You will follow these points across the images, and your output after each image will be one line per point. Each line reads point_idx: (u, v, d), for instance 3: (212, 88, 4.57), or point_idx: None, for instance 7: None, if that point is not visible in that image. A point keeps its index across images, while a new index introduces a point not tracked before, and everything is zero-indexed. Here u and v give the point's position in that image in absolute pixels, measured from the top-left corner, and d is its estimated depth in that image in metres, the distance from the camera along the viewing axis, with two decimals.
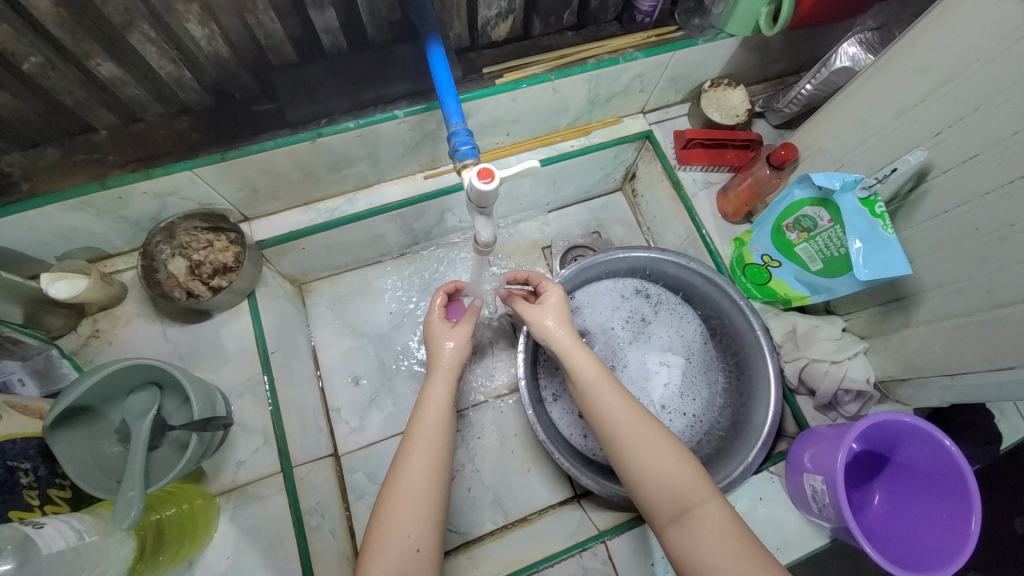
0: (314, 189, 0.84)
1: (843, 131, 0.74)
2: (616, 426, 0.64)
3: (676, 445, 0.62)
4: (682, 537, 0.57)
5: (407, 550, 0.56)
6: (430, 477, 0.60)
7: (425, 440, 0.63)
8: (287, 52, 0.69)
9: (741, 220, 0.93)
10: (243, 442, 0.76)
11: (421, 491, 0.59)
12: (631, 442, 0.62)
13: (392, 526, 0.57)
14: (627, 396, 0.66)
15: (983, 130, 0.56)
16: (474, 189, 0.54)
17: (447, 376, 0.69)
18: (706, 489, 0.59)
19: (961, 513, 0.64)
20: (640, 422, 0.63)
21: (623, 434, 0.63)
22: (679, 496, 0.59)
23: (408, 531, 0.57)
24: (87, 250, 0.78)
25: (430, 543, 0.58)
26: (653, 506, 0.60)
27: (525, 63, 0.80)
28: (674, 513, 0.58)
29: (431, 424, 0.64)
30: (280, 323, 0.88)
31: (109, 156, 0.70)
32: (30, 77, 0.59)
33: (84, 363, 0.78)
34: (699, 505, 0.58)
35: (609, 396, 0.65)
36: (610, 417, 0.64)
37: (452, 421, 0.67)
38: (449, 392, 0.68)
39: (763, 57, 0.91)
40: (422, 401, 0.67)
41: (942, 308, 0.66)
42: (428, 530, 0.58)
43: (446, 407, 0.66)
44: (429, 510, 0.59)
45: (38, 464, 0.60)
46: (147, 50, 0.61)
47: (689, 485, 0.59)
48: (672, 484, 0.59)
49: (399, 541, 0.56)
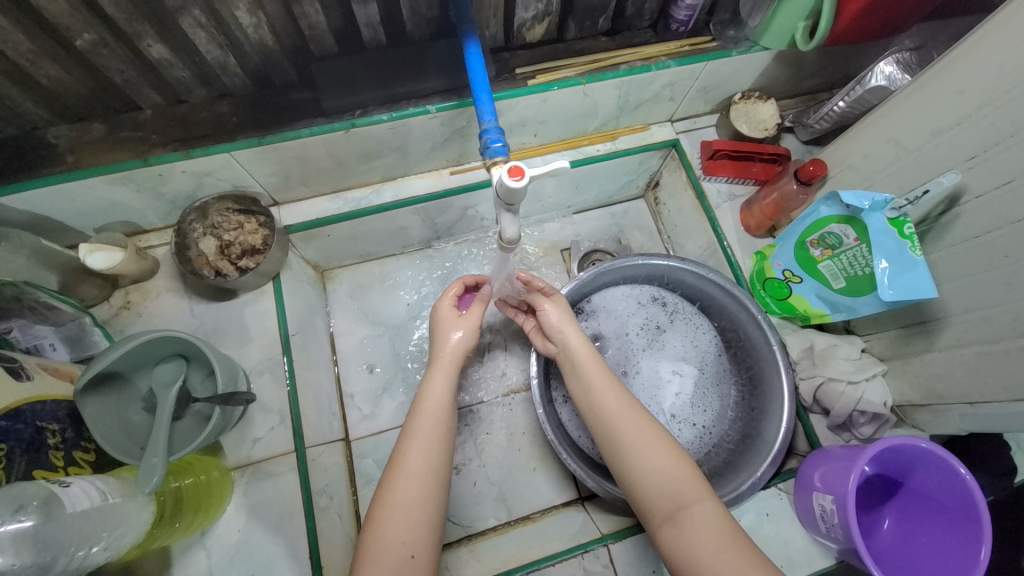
0: (343, 178, 0.86)
1: (875, 150, 0.74)
2: (614, 425, 0.65)
3: (671, 445, 0.63)
4: (676, 537, 0.58)
5: (401, 557, 0.57)
6: (426, 478, 0.61)
7: (422, 438, 0.64)
8: (328, 43, 0.71)
9: (764, 233, 0.92)
10: (260, 419, 0.78)
11: (417, 496, 0.60)
12: (628, 441, 0.63)
13: (386, 530, 0.58)
14: (626, 396, 0.68)
15: (1019, 156, 0.55)
16: (503, 186, 0.55)
17: (447, 370, 0.70)
18: (701, 489, 0.60)
19: (972, 543, 0.63)
20: (637, 420, 0.65)
21: (620, 434, 0.64)
22: (674, 494, 0.59)
23: (404, 538, 0.58)
24: (124, 224, 0.81)
25: (425, 549, 0.59)
26: (648, 506, 0.61)
27: (558, 66, 0.80)
28: (669, 512, 0.59)
29: (429, 420, 0.65)
30: (302, 307, 0.90)
31: (151, 135, 0.72)
32: (83, 54, 0.62)
33: (114, 333, 0.81)
34: (694, 504, 0.58)
35: (607, 396, 0.67)
36: (609, 416, 0.66)
37: (451, 414, 0.68)
38: (448, 382, 0.69)
39: (797, 72, 0.91)
40: (422, 394, 0.68)
41: (967, 334, 0.65)
42: (423, 535, 0.59)
43: (445, 402, 0.67)
44: (426, 510, 0.60)
45: (66, 426, 0.62)
46: (196, 35, 0.63)
47: (684, 484, 0.60)
48: (667, 483, 0.60)
49: (393, 549, 0.57)
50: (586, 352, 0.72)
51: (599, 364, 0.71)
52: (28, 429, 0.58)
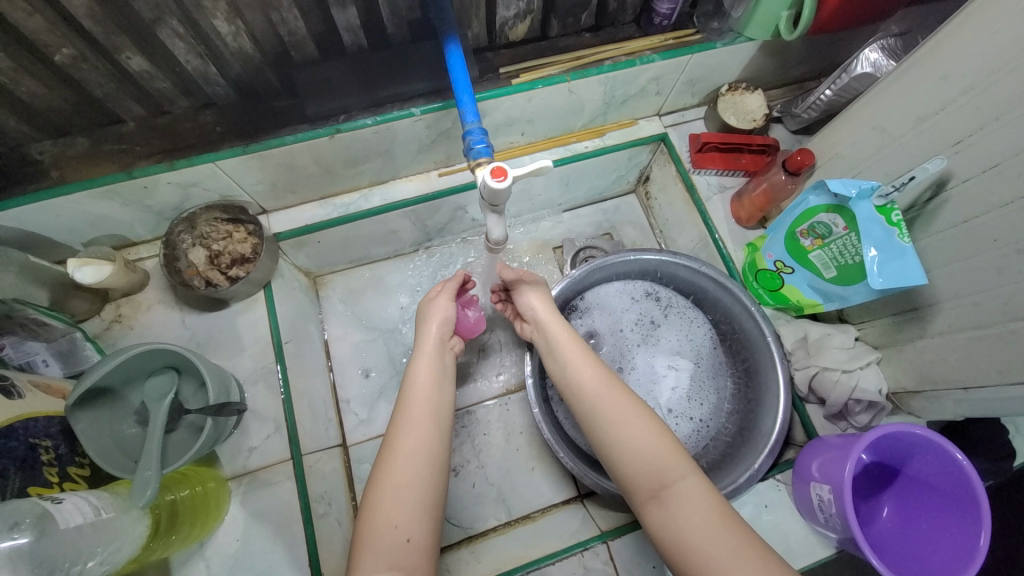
0: (331, 183, 0.86)
1: (861, 138, 0.73)
2: (595, 405, 0.65)
3: (654, 422, 0.63)
4: (660, 514, 0.57)
5: (396, 541, 0.57)
6: (419, 461, 0.61)
7: (412, 423, 0.64)
8: (309, 49, 0.71)
9: (754, 225, 0.92)
10: (255, 428, 0.78)
11: (408, 478, 0.60)
12: (610, 420, 0.63)
13: (380, 517, 0.58)
14: (608, 376, 0.68)
15: (1003, 140, 0.55)
16: (486, 187, 0.55)
17: (435, 349, 0.71)
18: (685, 465, 0.59)
19: (971, 530, 0.63)
20: (619, 398, 0.65)
21: (602, 412, 0.64)
22: (657, 472, 0.59)
23: (396, 523, 0.58)
24: (113, 238, 0.81)
25: (421, 532, 0.58)
26: (632, 485, 0.60)
27: (541, 64, 0.80)
28: (652, 491, 0.59)
29: (419, 403, 0.65)
30: (295, 314, 0.90)
31: (135, 147, 0.72)
32: (63, 69, 0.61)
33: (106, 347, 0.81)
34: (678, 481, 0.58)
35: (588, 376, 0.68)
36: (590, 395, 0.66)
37: (443, 394, 0.68)
38: (434, 366, 0.69)
39: (783, 62, 0.90)
40: (409, 378, 0.68)
41: (959, 319, 0.65)
42: (419, 517, 0.59)
43: (432, 384, 0.67)
44: (420, 493, 0.60)
45: (59, 442, 0.62)
46: (176, 45, 0.63)
47: (668, 460, 0.60)
48: (650, 461, 0.60)
49: (387, 534, 0.57)
50: (569, 334, 0.73)
51: (581, 346, 0.71)
52: (21, 446, 0.57)
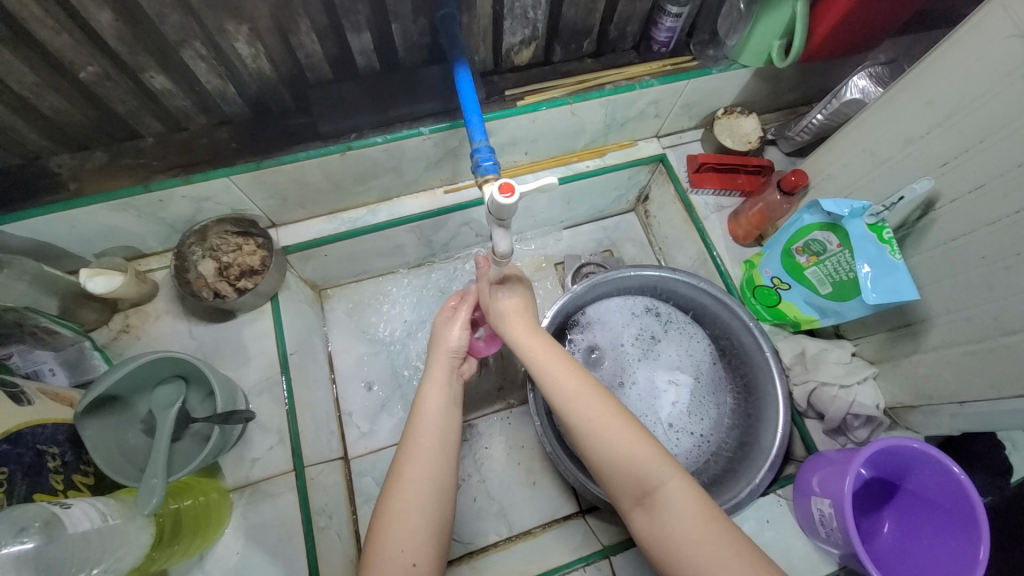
0: (339, 199, 0.88)
1: (852, 159, 0.76)
2: (572, 412, 0.63)
3: (633, 427, 0.61)
4: (646, 521, 0.58)
5: (402, 565, 0.57)
6: (426, 488, 0.61)
7: (420, 448, 0.64)
8: (324, 71, 0.74)
9: (751, 243, 0.95)
10: (258, 439, 0.78)
11: (417, 503, 0.60)
12: (588, 427, 0.62)
13: (388, 537, 0.59)
14: (584, 382, 0.65)
15: (988, 162, 0.58)
16: (494, 202, 0.57)
17: (444, 372, 0.71)
18: (667, 470, 0.59)
19: (970, 545, 0.64)
20: (596, 405, 0.63)
21: (580, 420, 0.62)
22: (639, 480, 0.59)
23: (403, 545, 0.58)
24: (125, 249, 0.83)
25: (427, 557, 0.58)
26: (617, 493, 0.61)
27: (546, 87, 0.84)
28: (637, 498, 0.59)
29: (428, 430, 0.66)
30: (300, 327, 0.91)
31: (153, 161, 0.74)
32: (88, 86, 0.64)
33: (112, 356, 0.81)
34: (661, 487, 0.58)
35: (563, 383, 0.65)
36: (565, 401, 0.64)
37: (451, 421, 0.68)
38: (445, 390, 0.70)
39: (776, 87, 0.94)
40: (418, 404, 0.68)
41: (951, 334, 0.67)
42: (424, 542, 0.59)
43: (442, 408, 0.68)
44: (427, 517, 0.60)
45: (65, 449, 0.62)
46: (197, 65, 0.66)
47: (649, 466, 0.59)
48: (633, 469, 0.59)
49: (394, 556, 0.57)
50: (539, 343, 0.69)
51: (553, 352, 0.68)
52: (30, 452, 0.58)
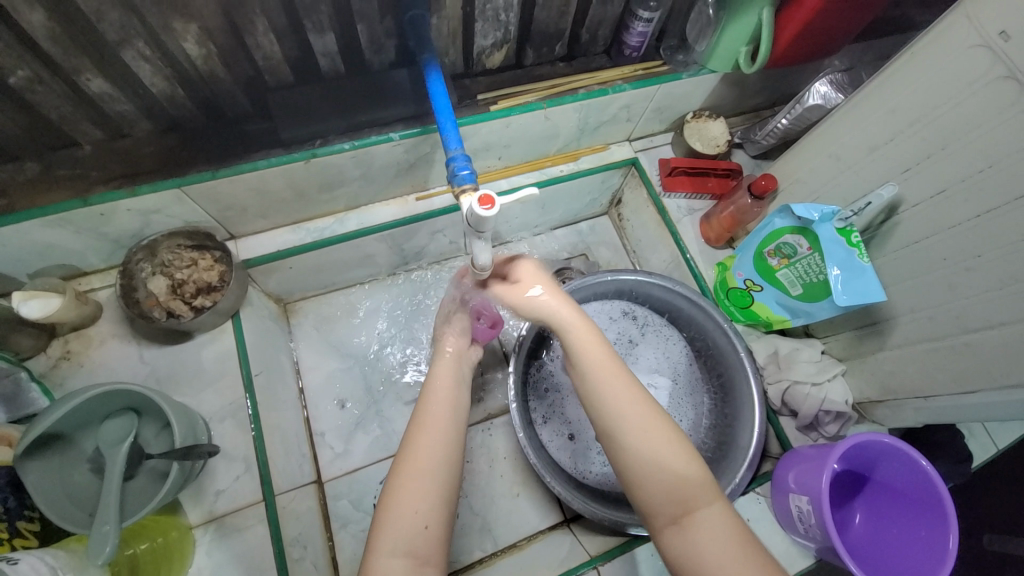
0: (304, 208, 0.83)
1: (819, 165, 0.79)
2: (617, 416, 0.59)
3: (678, 443, 0.58)
4: (681, 538, 0.54)
5: (414, 527, 0.54)
6: (441, 451, 0.59)
7: (432, 420, 0.61)
8: (284, 73, 0.69)
9: (723, 245, 0.96)
10: (223, 469, 0.72)
11: (430, 466, 0.57)
12: (631, 433, 0.58)
13: (400, 501, 0.55)
14: (635, 388, 0.61)
15: (950, 168, 0.61)
16: (473, 213, 0.55)
17: (454, 360, 0.70)
18: (710, 491, 0.56)
19: (939, 533, 0.66)
20: (648, 413, 0.59)
21: (623, 425, 0.58)
22: (682, 498, 0.55)
23: (416, 508, 0.55)
24: (61, 268, 0.75)
25: (439, 520, 0.56)
26: (651, 507, 0.56)
27: (519, 91, 0.82)
28: (674, 516, 0.55)
29: (439, 401, 0.63)
30: (265, 344, 0.86)
31: (92, 172, 0.67)
32: (12, 89, 0.57)
33: (52, 387, 0.74)
34: (704, 508, 0.55)
35: (613, 386, 0.60)
36: (615, 404, 0.59)
37: (462, 397, 0.66)
38: (456, 372, 0.68)
39: (741, 92, 0.96)
40: (429, 381, 0.66)
41: (915, 332, 0.70)
42: (437, 505, 0.56)
43: (454, 386, 0.66)
44: (442, 480, 0.57)
45: (7, 495, 0.57)
46: (141, 67, 0.60)
47: (692, 486, 0.56)
48: (676, 484, 0.56)
49: (406, 519, 0.54)
50: (593, 337, 0.63)
51: (606, 351, 0.62)
52: None
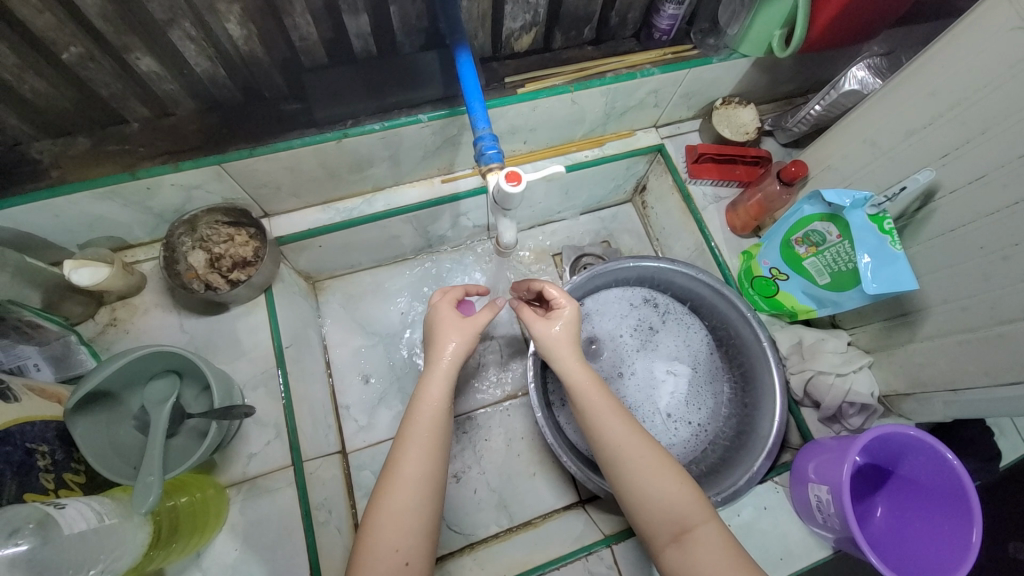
0: (335, 188, 0.86)
1: (852, 151, 0.77)
2: (620, 443, 0.62)
3: (673, 469, 0.61)
4: (679, 556, 0.57)
5: (395, 564, 0.56)
6: (423, 484, 0.60)
7: (417, 444, 0.62)
8: (318, 54, 0.71)
9: (749, 234, 0.95)
10: (255, 435, 0.76)
11: (409, 502, 0.59)
12: (629, 458, 0.62)
13: (384, 534, 0.57)
14: (627, 416, 0.65)
15: (989, 153, 0.59)
16: (500, 190, 0.57)
17: (447, 373, 0.67)
18: (705, 510, 0.59)
19: (963, 528, 0.65)
20: (644, 443, 0.63)
21: (622, 451, 0.62)
22: (678, 516, 0.59)
23: (397, 546, 0.57)
24: (110, 239, 0.79)
25: (420, 556, 0.58)
26: (650, 527, 0.60)
27: (546, 74, 0.82)
28: (672, 534, 0.58)
29: (426, 429, 0.63)
30: (295, 319, 0.89)
31: (138, 148, 0.71)
32: (68, 67, 0.61)
33: (100, 351, 0.79)
34: (700, 526, 0.58)
35: (611, 416, 0.64)
36: (613, 432, 0.63)
37: (449, 421, 0.66)
38: (447, 389, 0.66)
39: (774, 78, 0.94)
40: (417, 400, 0.65)
41: (948, 323, 0.68)
42: (419, 542, 0.58)
43: (442, 406, 0.65)
44: (421, 518, 0.59)
45: (55, 448, 0.61)
46: (186, 46, 0.63)
47: (689, 505, 0.59)
48: (674, 506, 0.59)
49: (388, 556, 0.56)
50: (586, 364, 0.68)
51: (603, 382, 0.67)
52: (18, 451, 0.56)
